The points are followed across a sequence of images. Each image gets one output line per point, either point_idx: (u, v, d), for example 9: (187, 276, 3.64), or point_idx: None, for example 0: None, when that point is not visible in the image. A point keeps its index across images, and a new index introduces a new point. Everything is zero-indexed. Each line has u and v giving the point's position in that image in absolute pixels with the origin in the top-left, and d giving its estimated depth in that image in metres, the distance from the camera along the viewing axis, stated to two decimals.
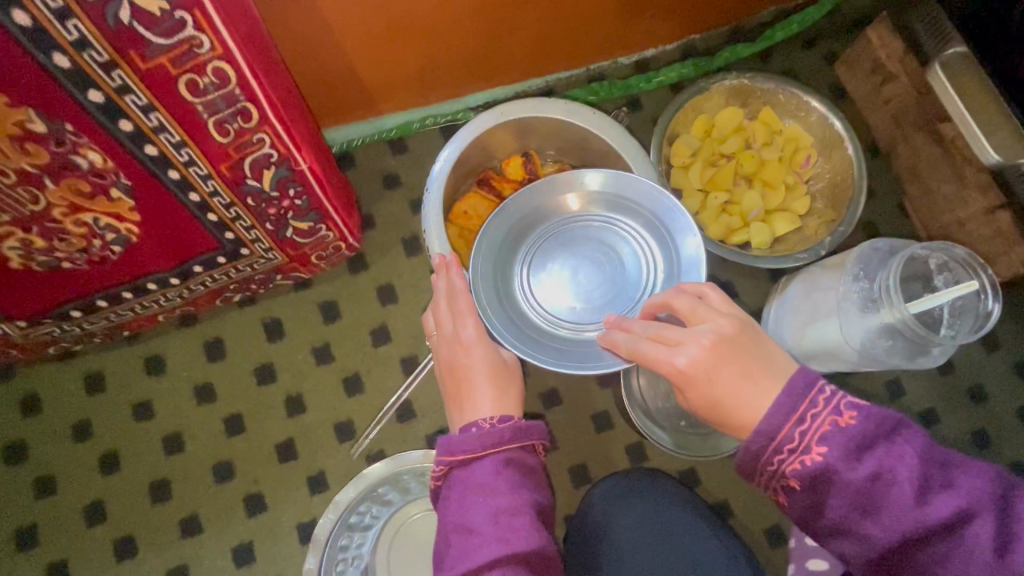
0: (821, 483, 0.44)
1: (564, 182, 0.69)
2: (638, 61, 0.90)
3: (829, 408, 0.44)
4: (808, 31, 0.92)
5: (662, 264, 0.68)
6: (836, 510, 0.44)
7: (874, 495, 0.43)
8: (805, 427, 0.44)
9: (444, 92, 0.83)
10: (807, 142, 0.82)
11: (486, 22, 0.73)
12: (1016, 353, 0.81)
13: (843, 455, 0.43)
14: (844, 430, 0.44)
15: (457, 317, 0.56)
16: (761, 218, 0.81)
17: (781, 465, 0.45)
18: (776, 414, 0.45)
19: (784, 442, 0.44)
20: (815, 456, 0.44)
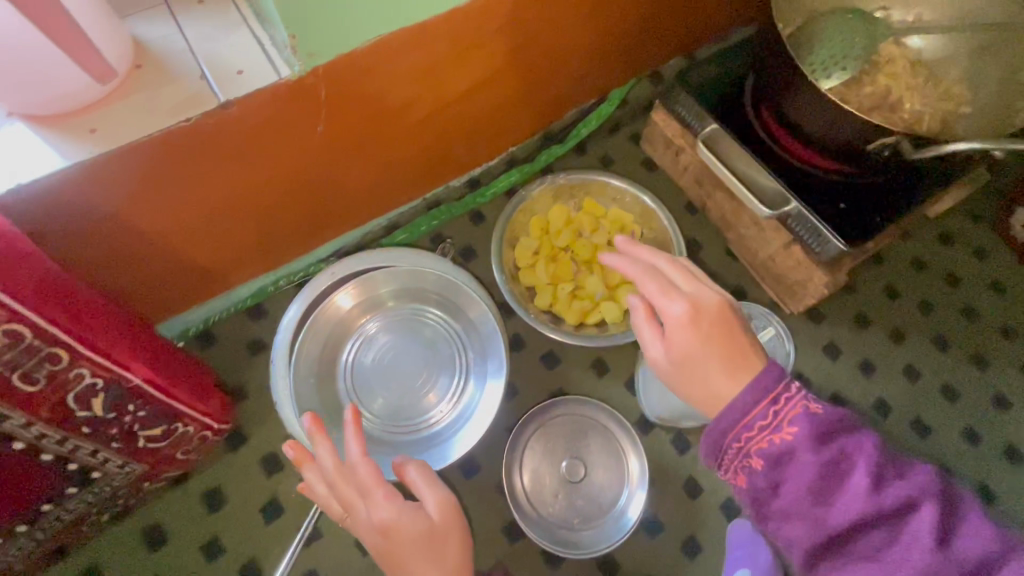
0: (784, 461, 0.48)
1: (365, 286, 0.75)
2: (469, 181, 0.98)
3: (802, 397, 0.49)
4: (609, 121, 1.06)
5: (469, 346, 0.76)
6: (789, 492, 0.48)
7: (833, 483, 0.47)
8: (777, 407, 0.49)
9: (291, 255, 0.87)
10: (629, 219, 0.92)
11: (308, 193, 0.78)
12: (854, 356, 0.91)
13: (810, 436, 0.48)
14: (813, 416, 0.48)
15: (366, 497, 0.53)
16: (608, 295, 0.88)
17: (748, 443, 0.49)
18: (752, 396, 0.49)
19: (756, 421, 0.49)
20: (784, 434, 0.48)
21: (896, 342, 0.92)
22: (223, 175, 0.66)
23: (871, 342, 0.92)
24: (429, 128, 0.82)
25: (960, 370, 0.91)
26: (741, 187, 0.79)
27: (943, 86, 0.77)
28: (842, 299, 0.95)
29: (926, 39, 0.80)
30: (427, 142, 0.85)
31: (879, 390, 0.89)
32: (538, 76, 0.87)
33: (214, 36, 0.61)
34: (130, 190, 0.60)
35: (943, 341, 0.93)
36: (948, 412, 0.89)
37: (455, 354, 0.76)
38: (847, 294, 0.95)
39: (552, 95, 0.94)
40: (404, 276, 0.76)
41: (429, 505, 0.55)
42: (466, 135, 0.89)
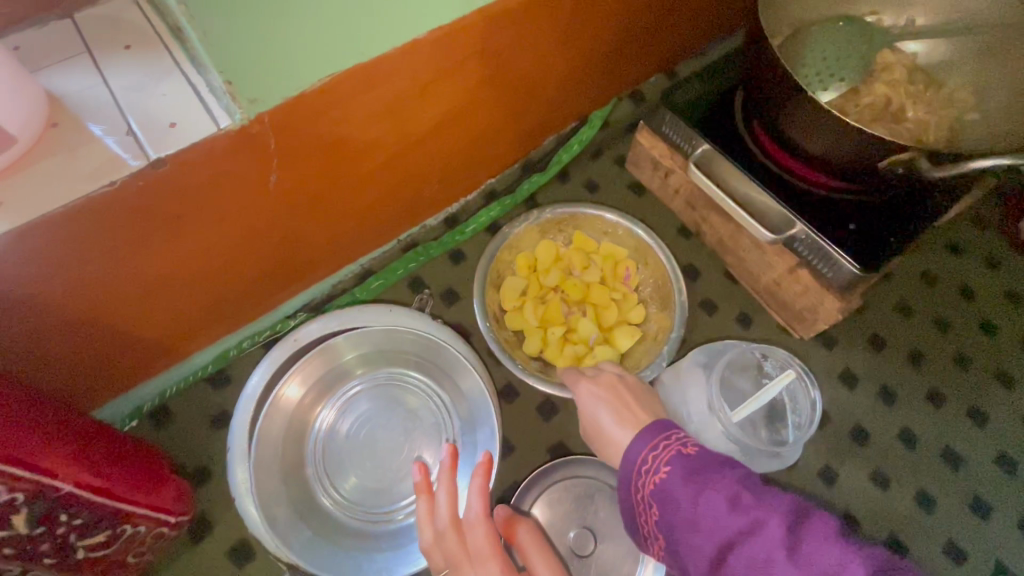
0: (661, 502, 0.50)
1: (330, 360, 0.68)
2: (446, 218, 0.92)
3: (678, 441, 0.52)
4: (591, 145, 1.00)
5: (453, 411, 0.70)
6: (677, 530, 0.48)
7: (701, 513, 0.47)
8: (656, 451, 0.52)
9: (254, 313, 0.79)
10: (622, 253, 0.86)
11: (267, 246, 0.71)
12: (872, 382, 0.84)
13: (681, 475, 0.49)
14: (686, 456, 0.51)
15: (477, 560, 0.49)
16: (602, 338, 0.82)
17: (640, 488, 0.52)
18: (636, 443, 0.54)
19: (640, 466, 0.52)
20: (658, 475, 0.51)
21: (914, 363, 0.86)
22: (164, 238, 0.58)
23: (888, 365, 0.86)
24: (399, 166, 0.75)
25: (986, 390, 0.85)
26: (743, 214, 0.74)
27: (945, 94, 0.73)
28: (854, 321, 0.88)
29: (922, 43, 0.76)
30: (397, 181, 0.77)
31: (903, 418, 0.82)
32: (513, 103, 0.81)
33: (142, 85, 0.53)
34: (50, 265, 0.52)
35: (964, 359, 0.87)
36: (979, 437, 0.82)
37: (438, 420, 0.71)
38: (859, 315, 0.89)
39: (528, 122, 0.87)
40: (378, 342, 0.70)
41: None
42: (439, 169, 0.82)
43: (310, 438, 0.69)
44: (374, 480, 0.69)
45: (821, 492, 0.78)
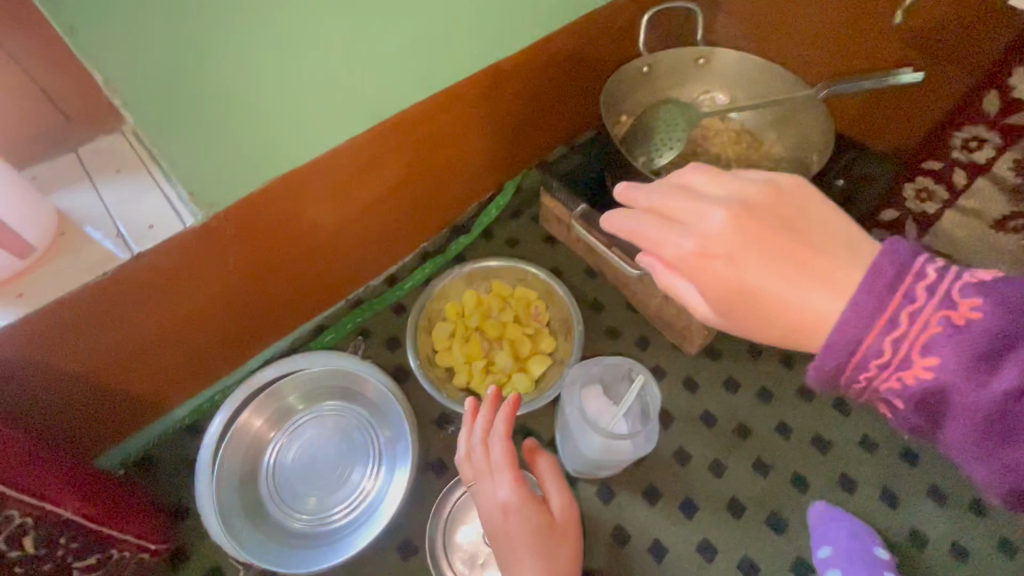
0: (926, 398, 0.43)
1: (274, 401, 0.84)
2: (387, 278, 1.09)
3: (952, 305, 0.41)
4: (509, 207, 1.19)
5: (379, 431, 0.85)
6: (957, 436, 0.42)
7: (1007, 414, 0.39)
8: (897, 333, 0.42)
9: (224, 369, 0.94)
10: (533, 295, 1.03)
11: (231, 312, 0.87)
12: (753, 386, 0.99)
13: (957, 368, 0.41)
14: (962, 329, 0.41)
15: (495, 470, 0.71)
16: (519, 367, 0.98)
17: (869, 383, 0.44)
18: (857, 322, 0.42)
19: (873, 352, 0.43)
20: (917, 368, 0.42)
21: (788, 367, 1.01)
22: (145, 310, 0.75)
23: (765, 369, 1.01)
24: (338, 240, 0.93)
25: None
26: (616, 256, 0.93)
27: (765, 149, 0.95)
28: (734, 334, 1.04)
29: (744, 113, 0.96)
30: (338, 251, 0.95)
31: (780, 414, 0.97)
32: (431, 181, 1.00)
33: (130, 197, 0.71)
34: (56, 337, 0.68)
35: None
36: (845, 424, 0.96)
37: (368, 440, 0.86)
38: None
39: (449, 195, 1.07)
40: (315, 377, 0.87)
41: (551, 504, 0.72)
42: (374, 239, 1.00)
43: (261, 464, 0.83)
44: (314, 497, 0.82)
45: (712, 483, 0.91)
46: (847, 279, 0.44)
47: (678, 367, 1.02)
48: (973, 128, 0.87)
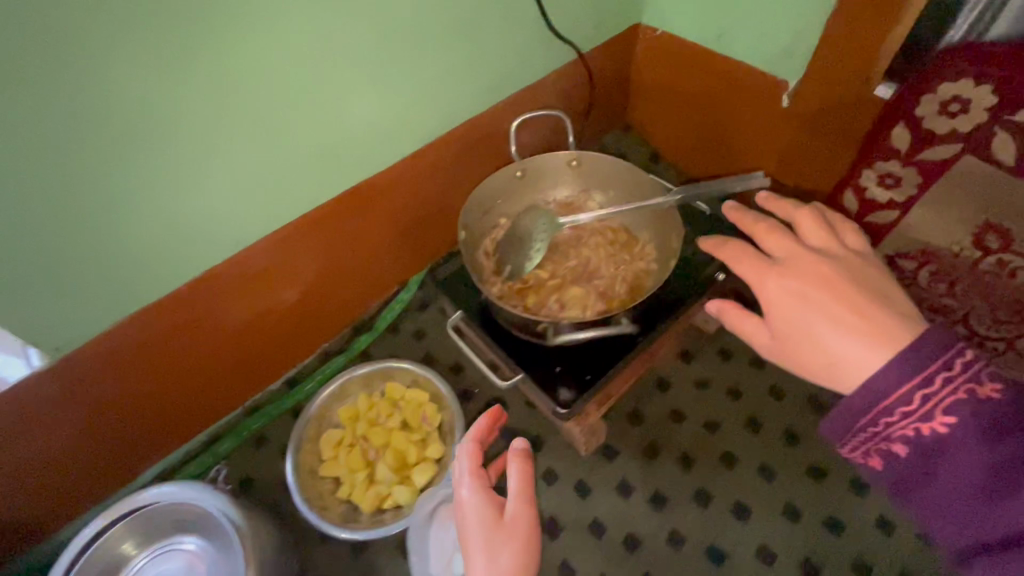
0: (929, 450, 0.46)
1: (104, 562, 0.80)
2: (286, 380, 1.11)
3: (971, 377, 0.45)
4: (415, 300, 1.21)
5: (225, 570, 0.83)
6: (937, 497, 0.46)
7: (995, 486, 0.43)
8: (932, 391, 0.45)
9: (112, 486, 0.95)
10: (423, 397, 1.03)
11: (111, 434, 0.88)
12: (646, 490, 0.96)
13: (973, 426, 0.44)
14: (978, 409, 0.45)
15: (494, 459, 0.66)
16: (402, 476, 0.97)
17: (880, 431, 0.47)
18: (885, 375, 0.46)
19: (897, 404, 0.45)
20: (936, 423, 0.45)
21: (685, 467, 0.97)
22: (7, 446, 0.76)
23: (660, 471, 0.97)
24: (223, 353, 0.96)
25: (750, 486, 0.95)
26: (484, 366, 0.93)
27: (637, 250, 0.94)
28: (630, 432, 1.01)
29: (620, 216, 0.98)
30: (224, 363, 0.97)
31: (673, 521, 0.93)
32: (316, 290, 1.04)
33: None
34: None
35: (729, 458, 0.98)
36: (741, 531, 0.91)
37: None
38: (636, 426, 1.02)
39: (343, 297, 1.09)
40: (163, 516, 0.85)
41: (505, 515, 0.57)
42: (265, 346, 1.02)
43: None
44: None
45: None
46: (902, 339, 0.47)
47: (571, 470, 0.98)
48: None
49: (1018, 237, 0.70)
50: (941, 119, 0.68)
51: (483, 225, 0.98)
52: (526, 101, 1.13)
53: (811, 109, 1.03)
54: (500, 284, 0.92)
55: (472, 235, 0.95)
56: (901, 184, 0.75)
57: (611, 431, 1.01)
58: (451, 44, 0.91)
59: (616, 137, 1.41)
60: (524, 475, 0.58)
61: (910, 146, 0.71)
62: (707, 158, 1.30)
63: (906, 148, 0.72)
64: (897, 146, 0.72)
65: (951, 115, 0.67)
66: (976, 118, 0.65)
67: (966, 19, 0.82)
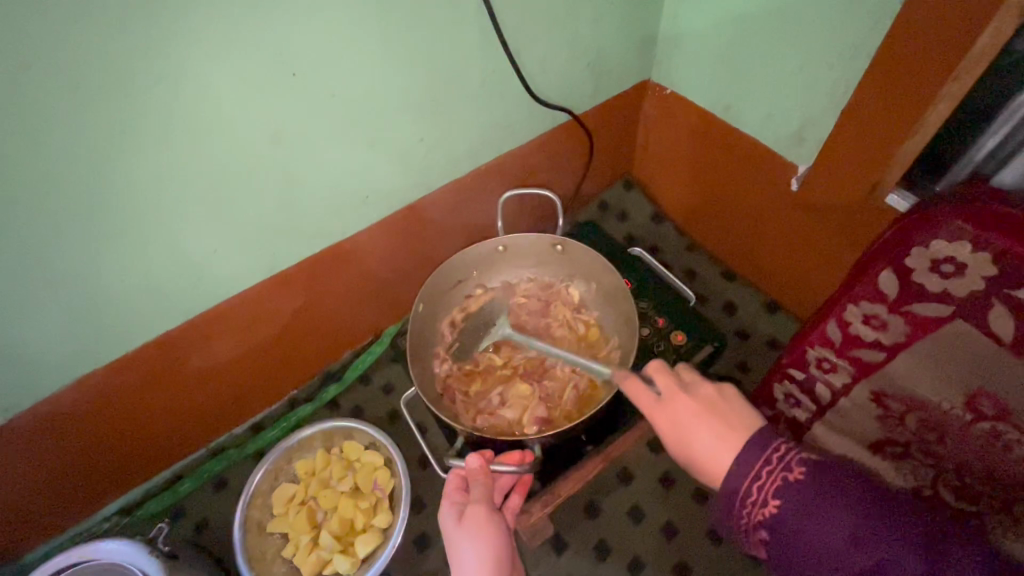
0: (778, 530, 0.56)
1: None
2: (252, 425, 1.12)
3: (782, 466, 0.56)
4: (388, 353, 1.19)
5: None
6: (798, 563, 0.55)
7: (813, 545, 0.53)
8: (760, 481, 0.57)
9: (73, 521, 0.97)
10: (378, 462, 1.03)
11: (74, 476, 0.91)
12: None
13: (794, 501, 0.54)
14: (795, 482, 0.55)
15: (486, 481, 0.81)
16: (347, 543, 0.97)
17: (749, 517, 0.57)
18: (735, 477, 0.58)
19: (746, 496, 0.57)
20: (770, 507, 0.56)
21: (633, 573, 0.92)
22: None
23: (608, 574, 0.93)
24: (186, 402, 0.97)
25: None
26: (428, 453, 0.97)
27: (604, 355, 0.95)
28: (584, 525, 0.96)
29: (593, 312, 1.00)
30: (189, 412, 0.99)
31: None
32: (284, 343, 1.04)
33: None
34: None
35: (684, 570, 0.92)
36: None
37: None
38: (591, 520, 0.97)
39: (312, 348, 1.10)
40: None
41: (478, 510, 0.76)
42: (230, 395, 1.04)
43: None
44: None
45: None
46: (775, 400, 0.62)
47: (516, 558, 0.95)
48: (822, 351, 0.74)
49: (1016, 410, 0.60)
50: (933, 276, 0.64)
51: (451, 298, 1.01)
52: (514, 162, 1.08)
53: (816, 200, 0.94)
54: (450, 365, 0.97)
55: (436, 308, 1.00)
56: (887, 329, 0.68)
57: (564, 523, 0.97)
58: (425, 113, 0.88)
59: (620, 192, 1.33)
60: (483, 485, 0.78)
61: (897, 295, 0.66)
62: (712, 227, 1.20)
63: (893, 296, 0.67)
64: (885, 293, 0.67)
65: (945, 275, 0.64)
66: (970, 284, 0.63)
67: (995, 135, 0.72)
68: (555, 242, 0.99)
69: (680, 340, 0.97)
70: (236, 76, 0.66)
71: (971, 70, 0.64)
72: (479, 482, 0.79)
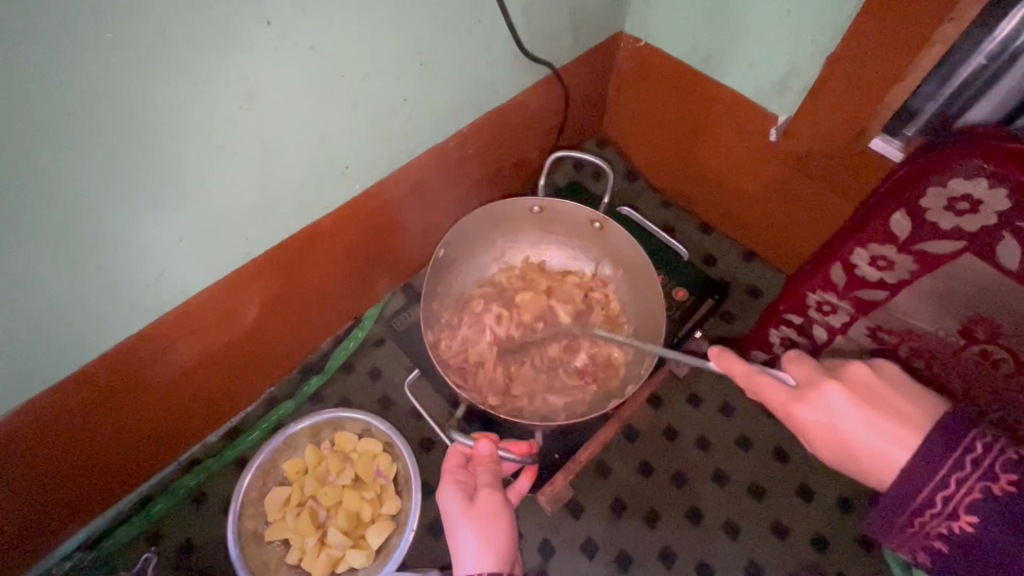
0: (968, 547, 0.52)
1: None
2: (227, 430, 1.02)
3: (986, 472, 0.51)
4: (371, 336, 1.11)
5: None
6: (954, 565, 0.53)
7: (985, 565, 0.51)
8: (949, 492, 0.52)
9: (31, 559, 0.85)
10: (377, 448, 0.96)
11: (28, 510, 0.79)
12: (611, 549, 0.93)
13: (993, 528, 0.51)
14: (998, 502, 0.51)
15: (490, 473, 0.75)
16: (357, 537, 0.91)
17: (926, 525, 0.54)
18: (931, 470, 0.54)
19: (925, 505, 0.54)
20: (963, 522, 0.52)
21: (650, 524, 0.95)
22: None
23: (626, 529, 0.94)
24: (151, 415, 0.86)
25: (713, 543, 0.94)
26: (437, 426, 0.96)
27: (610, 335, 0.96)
28: (597, 486, 0.97)
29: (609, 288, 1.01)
30: (157, 424, 0.88)
31: None
32: (261, 339, 0.94)
33: None
34: None
35: (696, 515, 0.96)
36: None
37: None
38: (602, 480, 0.98)
39: (291, 338, 1.00)
40: None
41: (484, 499, 0.71)
42: (202, 401, 0.93)
43: None
44: None
45: None
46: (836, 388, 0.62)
47: (535, 528, 0.94)
48: (824, 294, 0.80)
49: (1009, 333, 0.66)
50: (945, 214, 0.62)
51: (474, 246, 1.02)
52: (497, 123, 1.02)
53: (797, 150, 0.97)
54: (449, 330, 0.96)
55: (453, 256, 0.97)
56: (893, 269, 0.70)
57: (579, 487, 0.97)
58: (409, 72, 0.79)
59: (593, 151, 1.32)
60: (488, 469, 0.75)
61: (909, 235, 0.66)
62: (688, 184, 1.22)
63: (904, 236, 0.67)
64: (896, 233, 0.67)
65: (958, 213, 0.62)
66: (983, 220, 0.61)
67: (976, 62, 0.74)
68: (593, 219, 0.97)
69: (683, 296, 1.02)
70: (203, 28, 0.55)
71: (966, 11, 0.67)
72: (486, 468, 0.75)
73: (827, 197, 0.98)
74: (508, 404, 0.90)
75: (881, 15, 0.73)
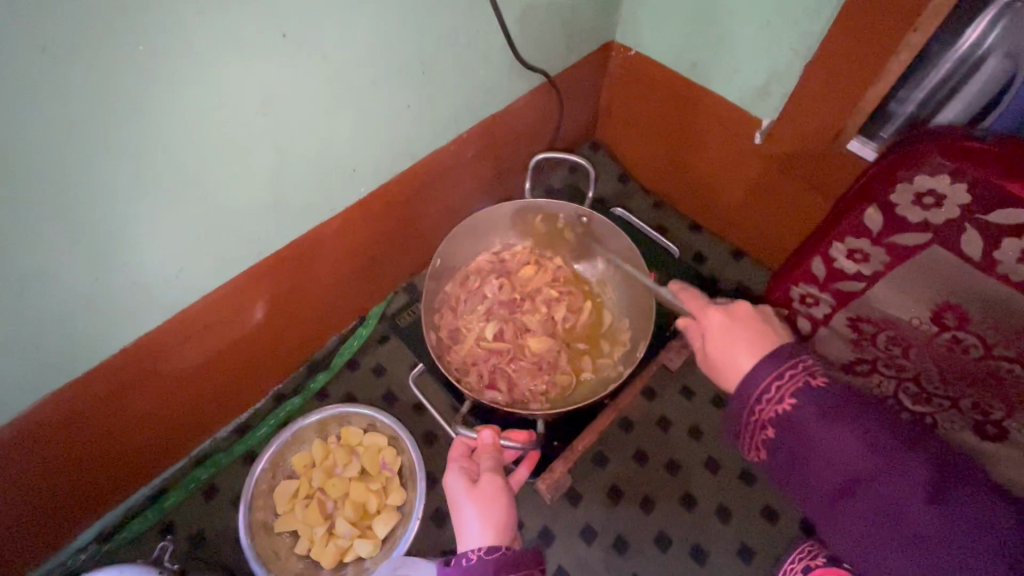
0: (788, 427, 0.58)
1: None
2: (236, 426, 1.05)
3: (805, 372, 0.59)
4: (375, 335, 1.15)
5: None
6: (784, 456, 0.59)
7: (802, 451, 0.58)
8: (780, 384, 0.60)
9: (47, 551, 0.88)
10: (382, 442, 1.00)
11: (47, 502, 0.82)
12: (609, 534, 0.97)
13: (804, 410, 0.57)
14: (816, 391, 0.58)
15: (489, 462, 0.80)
16: (364, 528, 0.94)
17: (760, 415, 0.61)
18: (756, 377, 0.61)
19: (761, 394, 0.60)
20: (787, 406, 0.58)
21: (646, 510, 0.99)
22: None
23: (623, 516, 0.98)
24: (165, 411, 0.89)
25: (706, 528, 0.98)
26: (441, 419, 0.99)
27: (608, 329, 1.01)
28: (594, 474, 1.01)
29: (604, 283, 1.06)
30: (171, 419, 0.91)
31: (634, 566, 0.95)
32: (269, 335, 0.97)
33: None
34: None
35: (690, 500, 1.00)
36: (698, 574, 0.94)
37: None
38: (599, 469, 1.02)
39: (297, 335, 1.03)
40: None
41: (485, 480, 0.75)
42: (213, 397, 0.96)
43: None
44: None
45: None
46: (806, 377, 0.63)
47: (535, 516, 0.98)
48: (807, 286, 0.85)
49: (975, 319, 0.71)
50: (913, 208, 0.67)
51: (486, 243, 1.07)
52: (496, 127, 1.07)
53: (780, 151, 1.01)
54: (450, 318, 1.00)
55: (458, 253, 1.04)
56: (869, 261, 0.75)
57: (577, 476, 1.01)
58: (412, 78, 0.83)
59: (586, 154, 1.37)
60: (493, 457, 0.80)
61: (882, 229, 0.71)
62: (678, 186, 1.27)
63: (877, 229, 0.72)
64: (870, 227, 0.72)
65: (924, 207, 0.67)
66: (948, 213, 0.65)
67: (943, 71, 0.81)
68: (584, 214, 1.02)
69: None
70: (223, 38, 0.59)
71: (931, 21, 0.72)
72: (488, 454, 0.80)
73: (809, 198, 1.04)
74: (508, 395, 0.94)
75: (856, 23, 0.78)
